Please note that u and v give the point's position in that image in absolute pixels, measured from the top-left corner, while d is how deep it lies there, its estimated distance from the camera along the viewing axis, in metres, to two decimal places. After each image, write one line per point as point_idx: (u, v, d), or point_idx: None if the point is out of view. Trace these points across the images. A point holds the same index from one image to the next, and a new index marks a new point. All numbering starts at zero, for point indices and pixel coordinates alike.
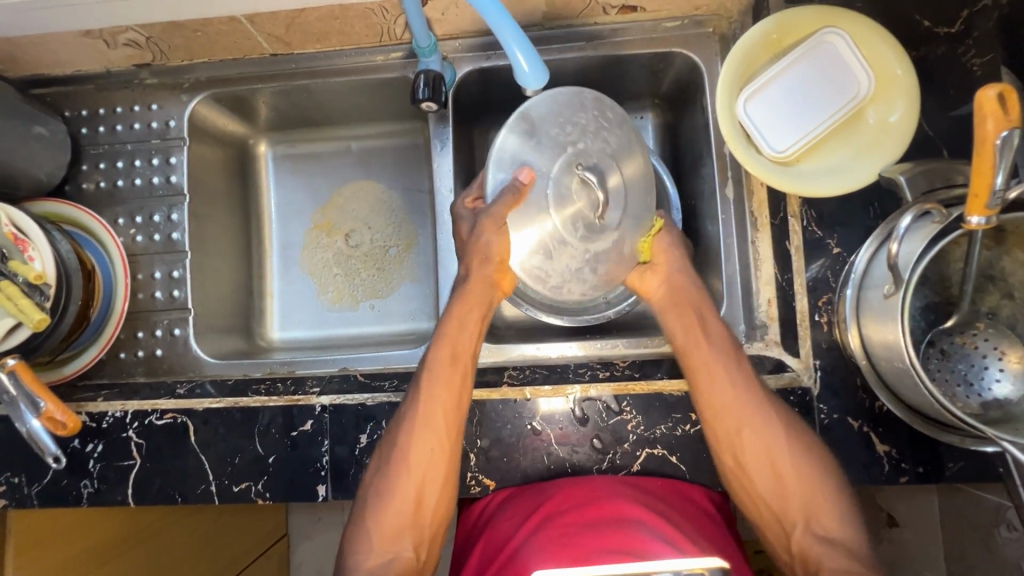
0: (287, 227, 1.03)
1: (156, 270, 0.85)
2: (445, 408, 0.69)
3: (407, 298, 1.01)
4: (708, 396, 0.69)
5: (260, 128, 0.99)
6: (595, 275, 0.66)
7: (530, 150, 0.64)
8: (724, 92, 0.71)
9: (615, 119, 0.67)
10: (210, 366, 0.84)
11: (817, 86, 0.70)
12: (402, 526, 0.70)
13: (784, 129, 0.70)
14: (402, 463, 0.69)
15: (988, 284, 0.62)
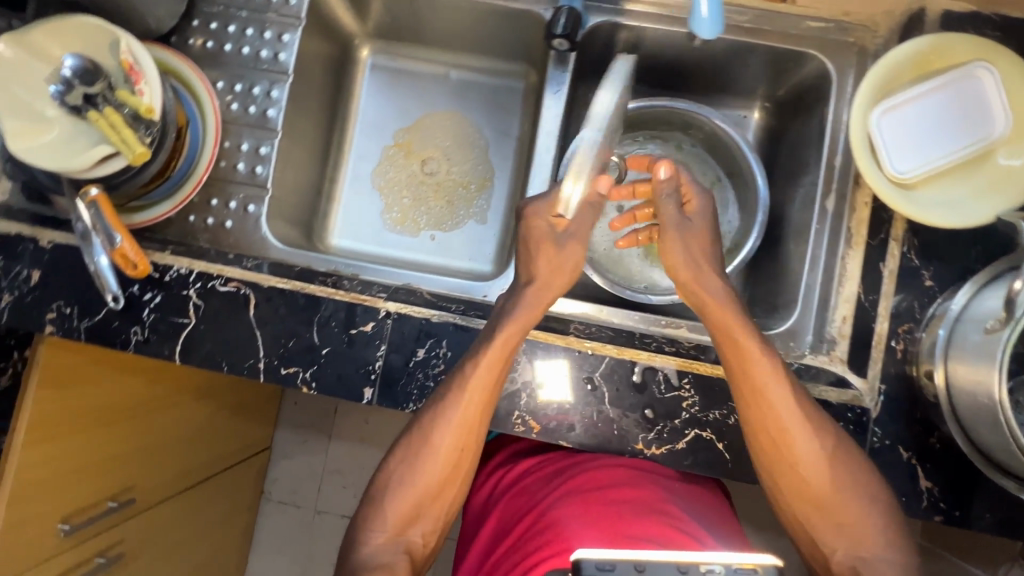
0: (369, 138, 1.02)
1: (243, 142, 0.83)
2: (474, 405, 0.67)
3: (470, 238, 1.00)
4: (742, 358, 0.67)
5: (368, 31, 0.98)
6: None
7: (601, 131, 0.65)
8: (860, 101, 0.70)
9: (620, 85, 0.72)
10: (275, 250, 0.82)
11: (957, 117, 0.69)
12: (416, 512, 0.68)
13: (914, 152, 0.69)
14: (430, 448, 0.68)
15: None
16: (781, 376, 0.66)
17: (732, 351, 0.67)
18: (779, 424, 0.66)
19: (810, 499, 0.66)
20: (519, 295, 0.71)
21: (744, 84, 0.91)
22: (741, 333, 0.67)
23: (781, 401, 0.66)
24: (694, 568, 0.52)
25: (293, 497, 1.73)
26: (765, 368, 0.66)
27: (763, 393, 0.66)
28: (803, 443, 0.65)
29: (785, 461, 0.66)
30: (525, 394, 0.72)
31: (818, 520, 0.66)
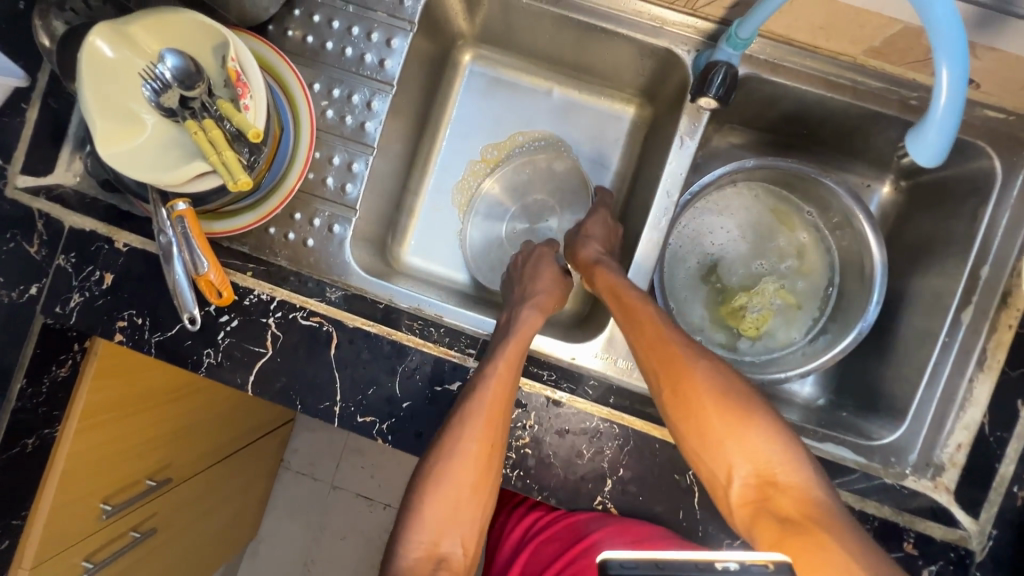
0: (456, 151, 0.95)
1: (335, 155, 0.76)
2: (495, 400, 0.64)
3: None
4: (644, 333, 0.66)
5: (474, 35, 0.89)
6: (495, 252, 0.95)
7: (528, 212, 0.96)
8: None
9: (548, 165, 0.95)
10: (355, 277, 0.75)
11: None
12: (449, 520, 0.63)
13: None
14: (456, 450, 0.63)
15: None
16: (695, 354, 0.64)
17: (631, 328, 0.68)
18: (690, 393, 0.62)
19: (736, 462, 0.58)
20: (535, 308, 0.74)
21: (883, 156, 0.82)
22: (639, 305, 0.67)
23: (698, 368, 0.63)
24: (709, 566, 0.39)
25: (311, 470, 1.74)
26: (653, 328, 0.66)
27: (652, 338, 0.66)
28: (718, 408, 0.60)
29: (701, 429, 0.60)
30: (611, 481, 0.68)
31: (748, 487, 0.57)
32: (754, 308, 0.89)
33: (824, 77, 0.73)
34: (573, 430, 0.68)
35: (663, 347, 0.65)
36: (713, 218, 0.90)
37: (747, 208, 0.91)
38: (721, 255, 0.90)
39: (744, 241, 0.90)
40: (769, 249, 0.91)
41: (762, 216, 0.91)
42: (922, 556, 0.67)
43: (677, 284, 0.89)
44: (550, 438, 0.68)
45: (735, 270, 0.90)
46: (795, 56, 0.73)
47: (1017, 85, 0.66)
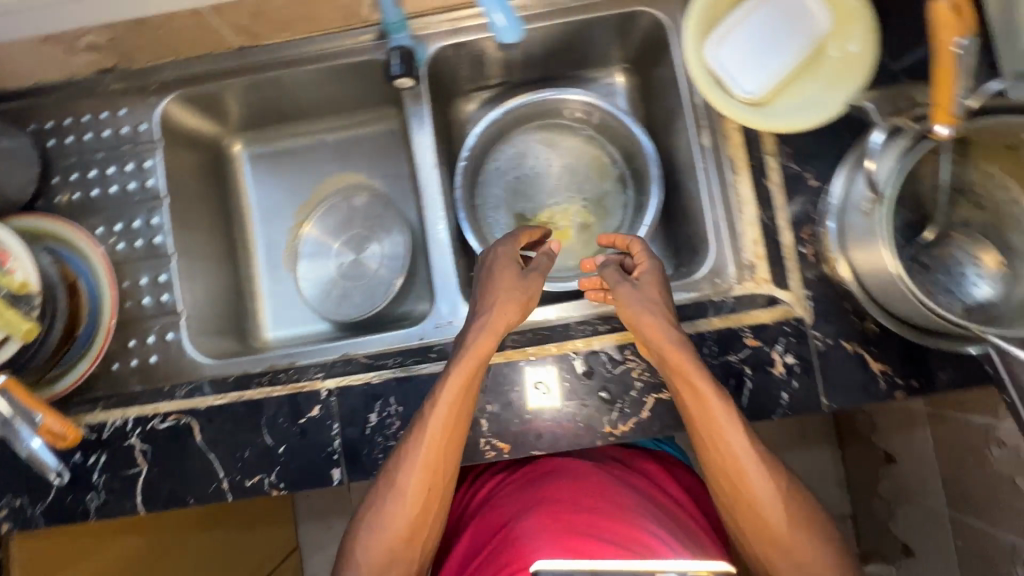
0: (272, 226, 1.03)
1: (142, 276, 0.83)
2: (441, 444, 0.65)
3: (381, 287, 1.00)
4: (697, 414, 0.65)
5: (232, 127, 0.99)
6: (332, 292, 1.01)
7: (351, 248, 1.02)
8: (692, 40, 0.74)
9: (355, 202, 1.03)
10: (208, 366, 0.82)
11: (778, 28, 0.73)
12: (396, 559, 0.66)
13: (755, 71, 0.72)
14: (400, 499, 0.65)
15: (959, 198, 0.66)
16: (731, 415, 0.64)
17: (686, 392, 0.65)
18: (744, 479, 0.65)
19: (772, 546, 0.65)
20: (487, 329, 0.66)
21: (595, 55, 0.94)
22: (690, 368, 0.64)
23: (733, 435, 0.64)
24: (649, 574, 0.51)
25: None
26: (720, 406, 0.64)
27: (717, 427, 0.64)
28: (756, 474, 0.65)
29: (748, 501, 0.65)
30: (486, 419, 0.74)
31: (778, 559, 0.65)
32: (564, 225, 0.98)
33: None
34: (432, 395, 0.73)
35: (712, 420, 0.64)
36: (510, 167, 0.99)
37: (529, 144, 1.00)
38: (522, 193, 0.99)
39: (550, 175, 0.99)
40: (569, 172, 0.99)
41: (542, 147, 1.00)
42: (765, 343, 0.72)
43: (498, 235, 0.97)
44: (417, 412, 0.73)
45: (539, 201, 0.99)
46: (466, 15, 0.85)
47: None
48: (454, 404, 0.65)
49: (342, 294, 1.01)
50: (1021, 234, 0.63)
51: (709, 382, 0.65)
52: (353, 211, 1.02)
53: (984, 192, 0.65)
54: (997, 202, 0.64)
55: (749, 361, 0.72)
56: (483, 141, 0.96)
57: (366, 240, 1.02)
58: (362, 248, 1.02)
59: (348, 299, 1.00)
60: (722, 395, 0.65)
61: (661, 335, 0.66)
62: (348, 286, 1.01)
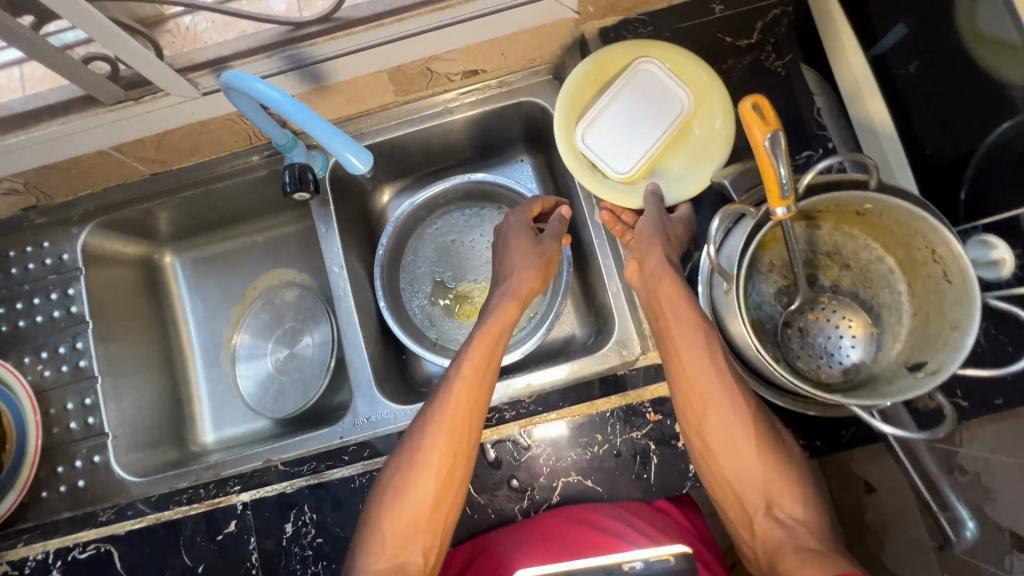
0: (208, 328, 1.05)
1: (68, 401, 0.86)
2: (462, 409, 0.68)
3: (316, 379, 1.00)
4: (682, 361, 0.66)
5: (163, 241, 1.02)
6: (268, 389, 1.01)
7: (285, 343, 1.04)
8: (564, 129, 0.78)
9: (284, 297, 1.06)
10: (135, 485, 0.83)
11: (644, 110, 0.77)
12: (415, 527, 0.67)
13: (625, 152, 0.77)
14: (423, 461, 0.67)
15: (827, 259, 0.69)
16: (713, 351, 0.66)
17: (675, 331, 0.67)
18: (733, 428, 0.65)
19: (751, 492, 0.65)
20: (510, 296, 0.77)
21: (499, 140, 0.98)
22: (678, 295, 0.68)
23: (707, 373, 0.65)
24: (619, 568, 0.57)
25: None
26: (698, 345, 0.66)
27: (699, 372, 0.66)
28: (719, 410, 0.65)
29: (732, 454, 0.65)
30: None
31: (754, 509, 0.65)
32: (478, 302, 0.99)
33: (391, 123, 0.90)
34: (344, 498, 0.74)
35: (705, 358, 0.66)
36: (432, 249, 1.01)
37: (452, 222, 1.02)
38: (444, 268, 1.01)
39: (474, 252, 1.01)
40: (490, 247, 1.01)
41: (465, 220, 1.02)
42: (668, 417, 0.73)
43: (425, 316, 0.99)
44: (331, 518, 0.73)
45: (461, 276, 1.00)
46: (364, 123, 0.90)
47: (500, 56, 0.83)
48: (479, 359, 0.71)
49: (278, 391, 1.01)
50: (886, 291, 0.67)
51: (696, 319, 0.67)
52: (284, 306, 1.05)
53: (848, 253, 0.68)
54: (862, 261, 0.68)
55: (652, 436, 0.72)
56: (404, 223, 0.98)
57: (297, 333, 1.04)
58: (295, 342, 1.04)
59: (283, 394, 1.01)
60: (703, 321, 0.67)
61: (654, 261, 0.70)
62: (284, 381, 1.02)
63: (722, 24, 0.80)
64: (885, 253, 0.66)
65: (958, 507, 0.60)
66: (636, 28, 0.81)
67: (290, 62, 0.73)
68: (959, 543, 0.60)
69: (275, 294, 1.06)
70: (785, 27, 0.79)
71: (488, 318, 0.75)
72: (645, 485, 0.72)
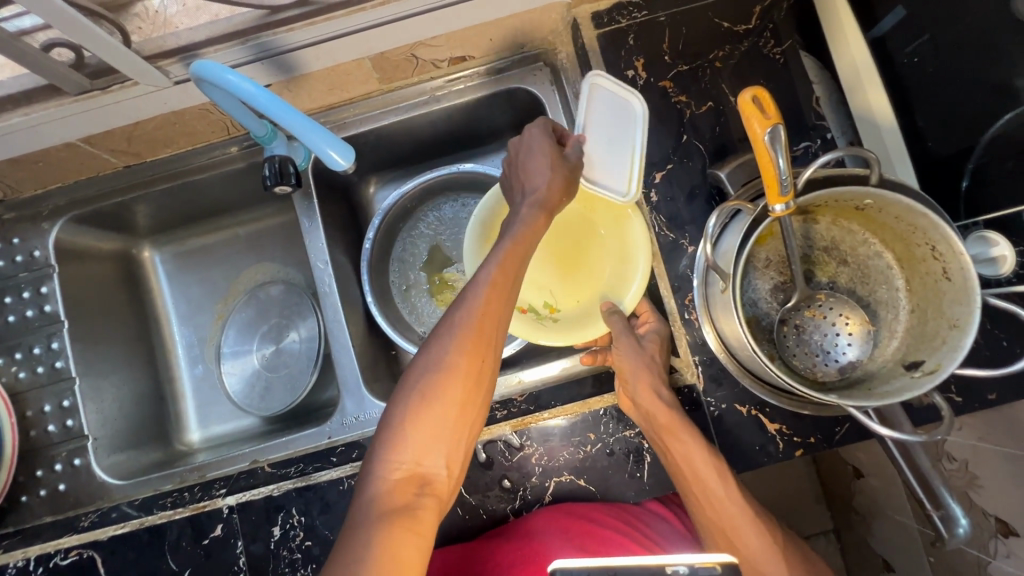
0: (191, 325, 1.02)
1: (46, 403, 0.83)
2: (495, 307, 0.60)
3: (302, 374, 0.98)
4: (695, 488, 0.65)
5: (141, 235, 0.99)
6: (253, 386, 0.99)
7: (270, 338, 1.01)
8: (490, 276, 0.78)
9: (268, 291, 1.03)
10: (117, 489, 0.81)
11: (618, 128, 0.75)
12: (438, 437, 0.56)
13: None
14: (450, 361, 0.57)
15: (825, 256, 0.68)
16: (720, 476, 0.65)
17: (678, 457, 0.65)
18: (749, 542, 0.66)
19: None
20: (536, 204, 0.68)
21: (489, 129, 0.95)
22: (680, 432, 0.65)
23: (719, 491, 0.65)
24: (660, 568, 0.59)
25: None
26: (706, 470, 0.64)
27: (710, 494, 0.65)
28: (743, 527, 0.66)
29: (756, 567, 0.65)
30: None
31: None
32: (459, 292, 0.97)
33: (376, 112, 0.87)
34: (333, 501, 0.72)
35: (710, 479, 0.64)
36: (419, 238, 0.99)
37: (439, 212, 1.00)
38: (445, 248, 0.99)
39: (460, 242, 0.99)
40: None
41: (452, 211, 1.00)
42: None
43: (413, 310, 0.97)
44: (320, 521, 0.72)
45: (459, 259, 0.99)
46: (348, 112, 0.86)
47: (488, 42, 0.80)
48: (510, 256, 0.63)
49: (263, 387, 0.99)
50: (885, 288, 0.66)
51: (698, 444, 0.65)
52: (269, 300, 1.02)
53: (846, 249, 0.67)
54: (860, 257, 0.66)
55: (646, 434, 0.71)
56: (391, 217, 0.94)
57: (282, 328, 1.01)
58: (280, 337, 1.01)
59: (268, 390, 0.99)
60: (711, 453, 0.65)
61: (650, 401, 0.67)
62: (269, 377, 0.99)
63: (720, 8, 0.77)
64: (883, 248, 0.65)
65: (951, 505, 0.59)
66: (630, 12, 0.78)
67: (258, 51, 0.69)
68: (951, 540, 0.59)
69: (259, 287, 1.03)
70: (783, 12, 0.76)
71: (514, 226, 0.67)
72: (639, 484, 0.71)
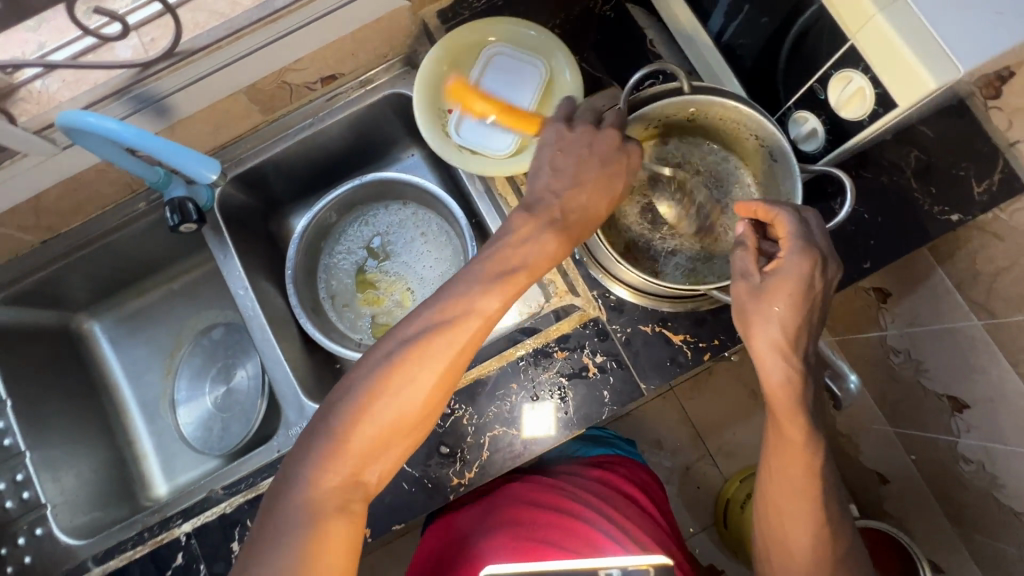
0: (139, 385, 1.05)
1: (0, 481, 0.86)
2: (427, 401, 0.60)
3: (254, 405, 1.01)
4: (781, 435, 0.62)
5: (74, 309, 1.02)
6: (211, 428, 1.02)
7: (218, 379, 1.05)
8: (433, 121, 0.81)
9: (213, 333, 1.07)
10: (84, 548, 0.84)
11: (512, 88, 0.82)
12: (328, 544, 0.54)
13: (494, 129, 0.81)
14: (367, 451, 0.58)
15: (681, 169, 0.73)
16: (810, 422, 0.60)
17: (780, 399, 0.60)
18: (800, 526, 0.63)
19: None
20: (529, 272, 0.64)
21: (380, 138, 1.01)
22: (792, 339, 0.59)
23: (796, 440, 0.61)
24: (594, 570, 0.68)
25: None
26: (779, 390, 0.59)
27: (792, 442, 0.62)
28: (802, 517, 0.63)
29: (784, 546, 0.65)
30: None
31: None
32: (383, 291, 1.02)
33: (267, 143, 0.93)
34: None
35: (782, 401, 0.60)
36: (341, 251, 1.04)
37: (354, 224, 1.05)
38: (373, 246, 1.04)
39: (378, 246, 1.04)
40: (392, 239, 1.05)
41: (366, 220, 1.05)
42: (574, 351, 0.76)
43: (345, 320, 1.01)
44: None
45: (388, 255, 1.04)
46: (242, 148, 0.93)
47: (351, 56, 0.87)
48: (465, 340, 0.61)
49: (220, 427, 1.02)
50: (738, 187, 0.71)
51: (783, 369, 0.59)
52: (214, 344, 1.06)
53: (697, 161, 0.73)
54: (711, 166, 0.73)
55: (564, 372, 0.76)
56: (310, 237, 0.99)
57: (229, 368, 1.05)
58: (229, 377, 1.04)
59: (223, 427, 1.01)
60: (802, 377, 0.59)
61: (767, 365, 0.60)
62: (223, 415, 1.02)
63: None
64: (728, 153, 0.73)
65: (839, 365, 0.65)
66: (470, 4, 0.86)
67: (138, 102, 0.75)
68: (844, 396, 0.64)
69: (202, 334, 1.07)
70: None
71: (477, 285, 0.63)
72: (567, 421, 0.74)
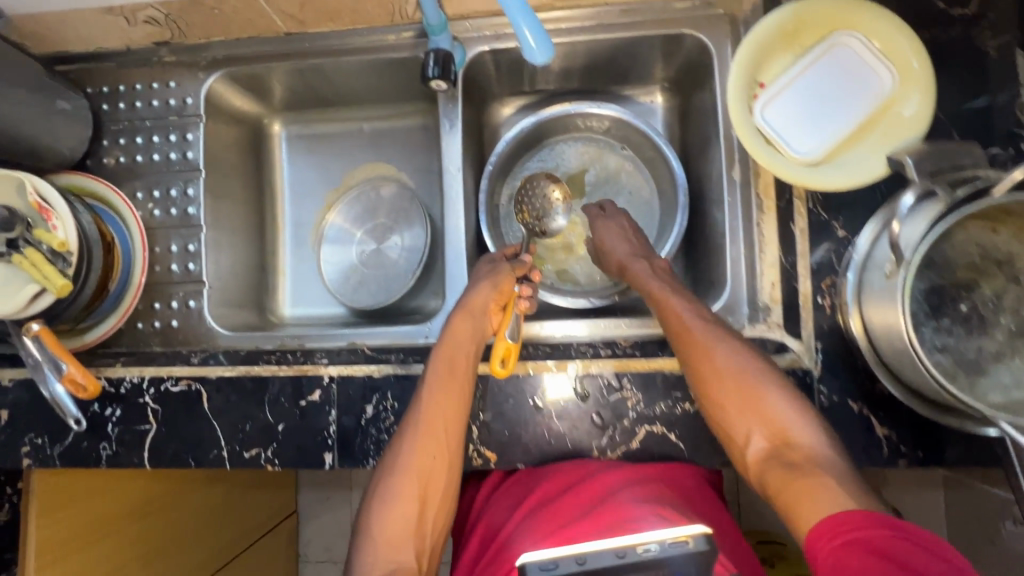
0: (300, 206, 1.05)
1: (173, 244, 0.88)
2: (450, 398, 0.69)
3: (398, 275, 1.00)
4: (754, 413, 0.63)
5: (274, 108, 1.01)
6: (349, 278, 1.02)
7: (372, 235, 1.03)
8: (740, 89, 0.71)
9: (382, 187, 1.04)
10: (223, 337, 0.86)
11: (842, 92, 0.71)
12: (406, 531, 0.64)
13: (799, 128, 0.71)
14: (412, 448, 0.67)
15: (995, 267, 0.63)
16: (772, 387, 0.63)
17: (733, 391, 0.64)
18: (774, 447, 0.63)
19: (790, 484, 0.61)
20: (493, 286, 0.74)
21: (638, 72, 0.92)
22: (716, 347, 0.65)
23: (768, 398, 0.63)
24: (632, 548, 0.49)
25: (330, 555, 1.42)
26: (732, 373, 0.64)
27: (759, 408, 0.63)
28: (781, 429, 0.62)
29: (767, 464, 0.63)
30: (476, 427, 0.74)
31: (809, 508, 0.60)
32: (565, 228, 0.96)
33: None
34: None
35: (741, 382, 0.64)
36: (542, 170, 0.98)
37: (567, 148, 0.98)
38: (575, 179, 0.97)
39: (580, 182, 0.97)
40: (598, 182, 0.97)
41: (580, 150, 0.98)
42: None
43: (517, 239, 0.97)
44: None
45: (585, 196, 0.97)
46: None
47: None
48: (453, 342, 0.72)
49: (358, 280, 1.01)
50: None
51: (726, 351, 0.65)
52: (381, 198, 1.04)
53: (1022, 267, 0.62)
54: None
55: None
56: (524, 138, 0.93)
57: (385, 229, 1.03)
58: (383, 237, 1.03)
59: (361, 282, 1.01)
60: (750, 362, 0.65)
61: (727, 359, 0.65)
62: (365, 271, 1.02)
63: None
64: None
65: None
66: None
67: None
68: None
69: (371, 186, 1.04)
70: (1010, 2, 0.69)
71: (469, 292, 0.75)
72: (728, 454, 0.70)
